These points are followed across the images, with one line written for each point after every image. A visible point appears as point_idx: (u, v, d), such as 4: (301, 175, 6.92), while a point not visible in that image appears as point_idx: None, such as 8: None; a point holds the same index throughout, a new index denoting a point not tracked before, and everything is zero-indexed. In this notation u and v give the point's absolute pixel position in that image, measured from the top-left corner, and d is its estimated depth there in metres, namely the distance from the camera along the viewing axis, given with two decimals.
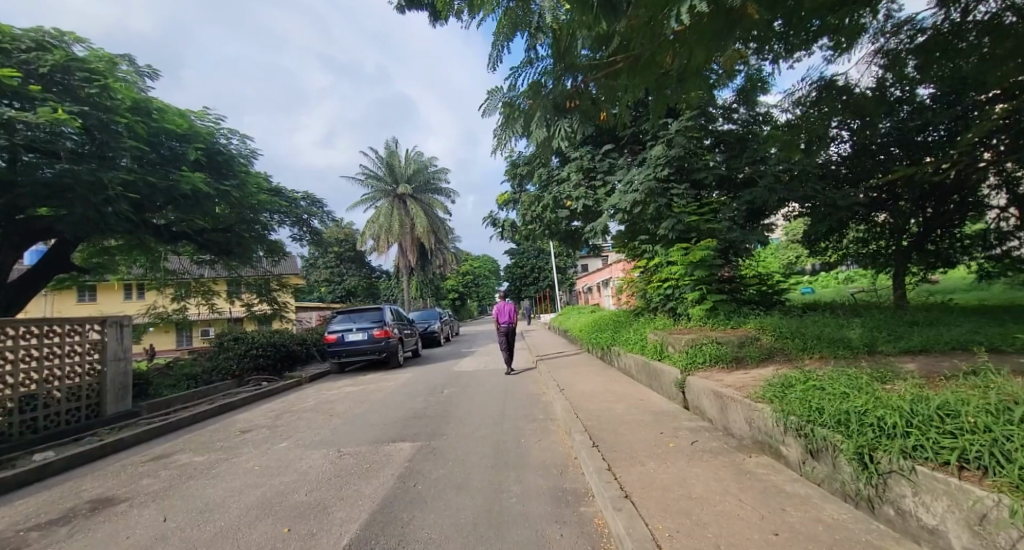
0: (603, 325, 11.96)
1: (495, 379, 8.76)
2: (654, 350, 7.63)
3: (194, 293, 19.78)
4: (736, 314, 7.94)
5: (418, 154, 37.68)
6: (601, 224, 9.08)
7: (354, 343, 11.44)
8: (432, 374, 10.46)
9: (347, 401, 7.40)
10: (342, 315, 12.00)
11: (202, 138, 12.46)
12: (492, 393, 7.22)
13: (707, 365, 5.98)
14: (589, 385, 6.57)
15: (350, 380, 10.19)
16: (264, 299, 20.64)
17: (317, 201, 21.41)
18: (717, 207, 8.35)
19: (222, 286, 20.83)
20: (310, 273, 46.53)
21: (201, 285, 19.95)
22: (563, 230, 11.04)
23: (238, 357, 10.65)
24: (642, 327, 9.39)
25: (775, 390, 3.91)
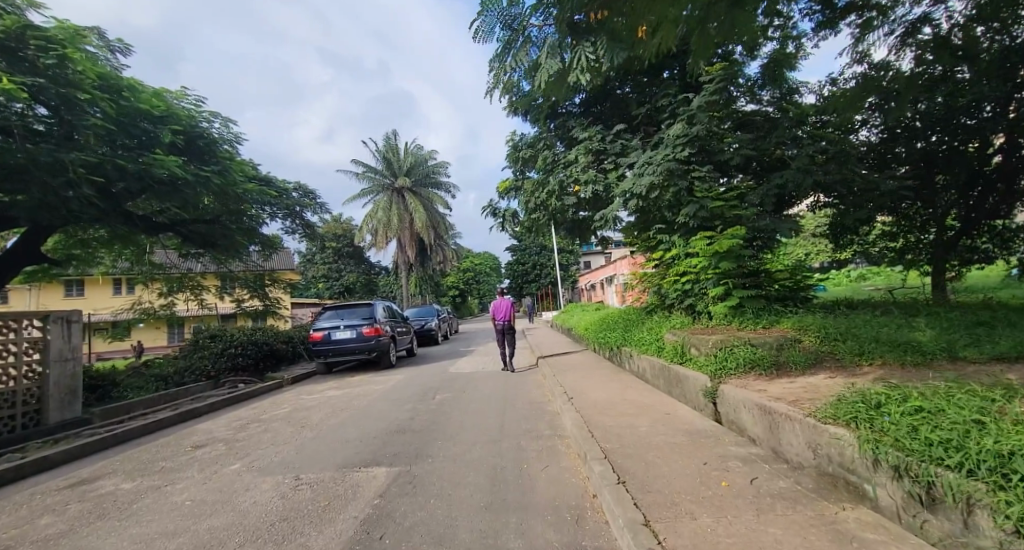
0: (611, 323, 11.06)
1: (493, 383, 7.90)
2: (673, 352, 6.75)
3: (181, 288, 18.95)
4: (766, 311, 7.04)
5: (417, 147, 36.87)
6: (612, 212, 8.17)
7: (341, 341, 10.55)
8: (425, 376, 9.60)
9: (325, 409, 6.53)
10: (329, 311, 11.11)
11: (180, 120, 11.77)
12: (490, 401, 6.33)
13: (742, 370, 5.10)
14: (601, 392, 5.67)
15: (335, 382, 9.34)
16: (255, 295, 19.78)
17: (310, 193, 20.56)
18: (744, 192, 7.44)
19: (212, 281, 20.01)
20: (308, 269, 45.74)
21: (189, 279, 19.12)
22: (569, 220, 10.16)
23: (215, 356, 9.80)
24: (656, 326, 8.51)
25: (853, 410, 3.00)
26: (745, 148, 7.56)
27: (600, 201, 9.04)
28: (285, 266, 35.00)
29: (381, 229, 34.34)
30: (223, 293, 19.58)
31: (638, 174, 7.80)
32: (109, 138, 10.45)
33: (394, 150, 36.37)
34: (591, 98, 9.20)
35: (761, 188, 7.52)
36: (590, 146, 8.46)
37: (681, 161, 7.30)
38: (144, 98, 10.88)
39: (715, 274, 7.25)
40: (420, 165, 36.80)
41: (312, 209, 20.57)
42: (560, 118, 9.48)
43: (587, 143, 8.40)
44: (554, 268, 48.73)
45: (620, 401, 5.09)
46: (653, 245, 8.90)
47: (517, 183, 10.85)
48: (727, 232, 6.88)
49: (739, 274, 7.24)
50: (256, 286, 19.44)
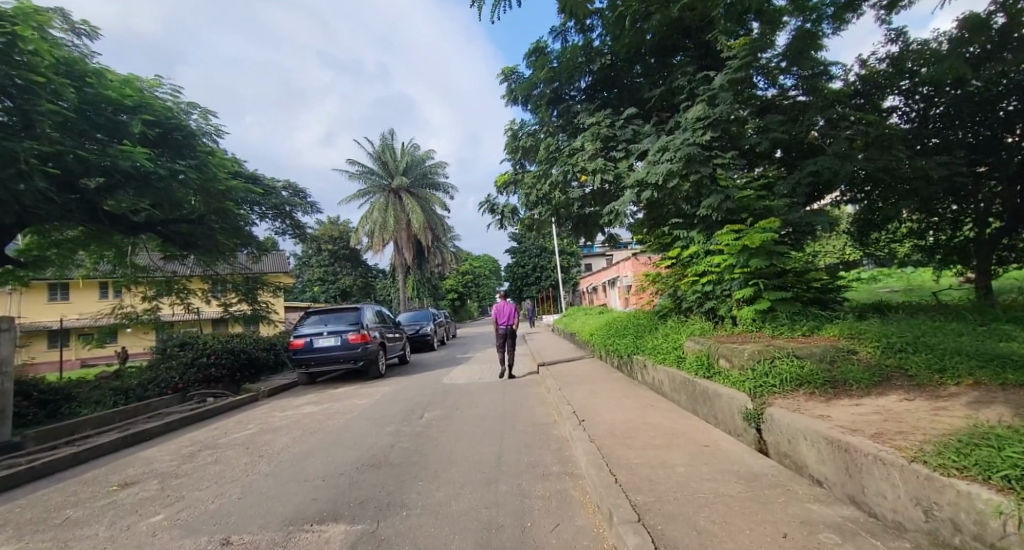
0: (619, 328, 10.19)
1: (489, 397, 7.03)
2: (697, 361, 5.86)
3: (165, 291, 18.05)
4: (802, 316, 6.15)
5: (414, 146, 36.09)
6: (623, 205, 7.30)
7: (325, 349, 9.64)
8: (417, 387, 8.72)
9: (294, 432, 5.63)
10: (312, 317, 10.19)
11: (153, 110, 10.95)
12: (486, 421, 5.44)
13: (790, 387, 4.24)
14: (617, 413, 4.78)
15: (316, 395, 8.45)
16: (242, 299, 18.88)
17: (300, 192, 19.73)
18: (773, 180, 6.59)
19: (198, 284, 19.11)
20: (304, 272, 44.81)
21: (173, 283, 18.25)
22: (574, 215, 9.30)
23: (185, 367, 8.85)
24: (674, 332, 7.66)
25: (999, 463, 2.11)
26: (774, 132, 6.71)
27: (608, 193, 8.19)
28: (279, 270, 34.09)
29: (377, 231, 33.52)
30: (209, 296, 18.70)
31: (654, 161, 6.95)
32: (63, 121, 9.52)
33: (390, 151, 35.59)
34: (598, 81, 8.36)
35: (793, 176, 6.67)
36: (598, 131, 7.59)
37: (703, 145, 6.44)
38: (113, 86, 10.11)
39: (742, 273, 6.39)
40: (417, 165, 36.02)
41: (303, 209, 19.74)
42: (564, 104, 8.64)
43: (594, 127, 7.54)
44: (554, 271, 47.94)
45: (643, 426, 4.19)
46: (668, 241, 8.04)
47: (517, 176, 9.98)
48: (758, 225, 6.01)
49: (770, 273, 6.37)
50: (244, 290, 18.57)
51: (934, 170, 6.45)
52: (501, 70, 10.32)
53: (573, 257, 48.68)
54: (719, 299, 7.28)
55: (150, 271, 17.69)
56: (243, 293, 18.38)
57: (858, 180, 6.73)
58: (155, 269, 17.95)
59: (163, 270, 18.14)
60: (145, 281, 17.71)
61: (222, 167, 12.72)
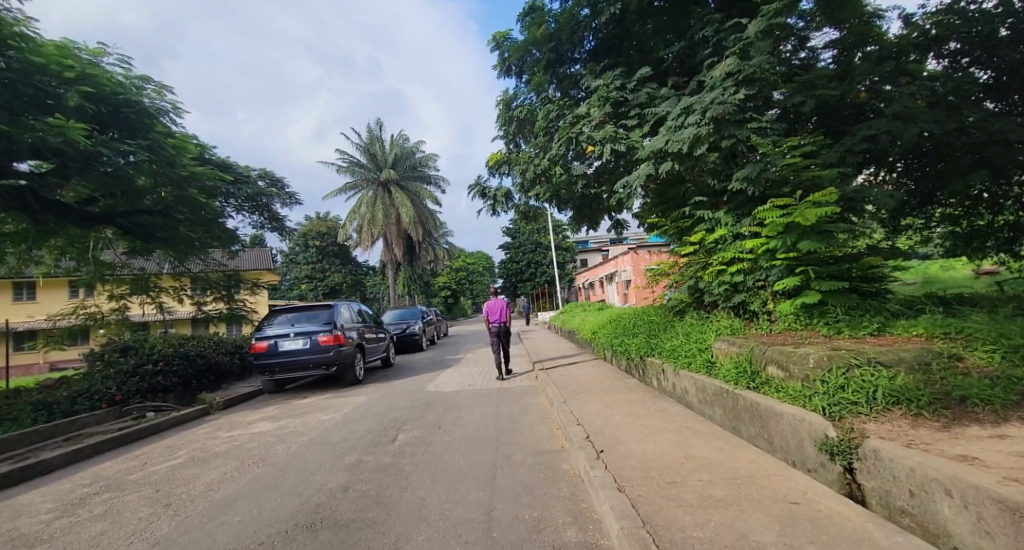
0: (627, 325, 9.06)
1: (480, 411, 5.85)
2: (737, 367, 4.73)
3: (132, 290, 16.54)
4: (860, 310, 5.03)
5: (403, 137, 34.76)
6: (638, 180, 6.15)
7: (291, 353, 8.39)
8: (397, 396, 7.54)
9: (229, 463, 4.36)
10: (279, 316, 8.94)
11: (100, 81, 9.81)
12: (475, 449, 4.27)
13: (886, 407, 3.15)
14: (646, 442, 3.62)
15: (280, 407, 7.21)
16: (218, 295, 17.29)
17: (278, 181, 18.39)
18: (819, 146, 5.45)
19: (169, 281, 17.36)
20: (290, 270, 43.16)
21: (141, 279, 16.54)
22: (576, 197, 8.13)
23: (125, 376, 7.53)
24: (697, 331, 6.53)
25: None
26: (821, 89, 5.56)
27: (617, 169, 7.05)
28: (264, 267, 32.55)
29: (365, 226, 32.19)
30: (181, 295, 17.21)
31: (675, 126, 5.80)
32: None
33: (379, 143, 34.26)
34: (604, 40, 7.16)
35: (842, 144, 5.56)
36: (608, 94, 6.41)
37: (737, 104, 5.30)
38: (46, 52, 8.90)
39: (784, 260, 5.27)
40: (406, 157, 34.73)
41: (281, 200, 18.42)
42: (566, 68, 7.45)
43: (603, 89, 6.34)
44: (549, 267, 46.92)
45: (688, 465, 3.04)
46: (687, 226, 6.89)
47: (511, 154, 8.77)
48: (810, 199, 4.85)
49: (818, 260, 5.25)
50: (218, 287, 17.18)
51: (1016, 133, 5.33)
52: (492, 35, 9.06)
53: (568, 253, 47.68)
54: (751, 291, 6.17)
55: (115, 268, 16.12)
56: (218, 291, 17.03)
57: (919, 147, 5.60)
58: (121, 265, 16.37)
59: (129, 267, 16.56)
60: (112, 279, 16.15)
61: (183, 150, 11.43)
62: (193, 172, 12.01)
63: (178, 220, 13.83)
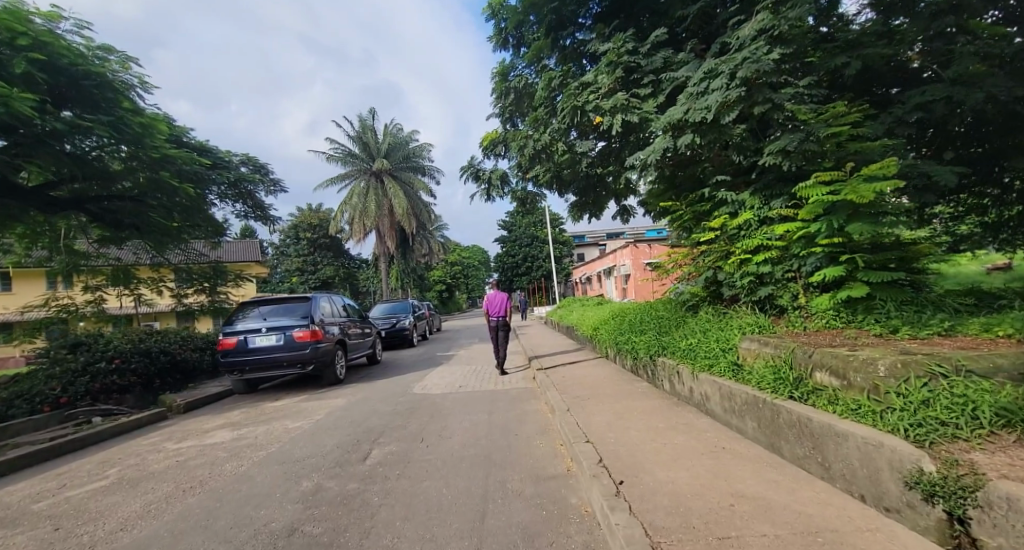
0: (632, 322, 8.34)
1: (470, 420, 5.09)
2: (773, 371, 3.98)
3: (111, 282, 14.91)
4: (914, 305, 4.31)
5: (397, 127, 33.79)
6: (652, 156, 5.35)
7: (263, 350, 7.56)
8: (379, 398, 6.78)
9: (162, 488, 3.55)
10: (250, 309, 8.08)
11: (58, 49, 8.88)
12: (461, 472, 3.51)
13: (992, 429, 2.42)
14: (675, 470, 2.86)
15: (246, 411, 6.41)
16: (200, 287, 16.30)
17: (261, 168, 17.47)
18: (864, 115, 4.70)
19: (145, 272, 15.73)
20: (281, 263, 42.04)
21: (118, 269, 14.80)
22: (579, 179, 7.34)
23: (72, 376, 6.65)
24: (716, 329, 5.80)
25: None
26: (868, 50, 4.79)
27: (627, 147, 6.26)
28: (253, 259, 31.52)
29: (357, 217, 31.20)
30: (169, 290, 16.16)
31: (697, 92, 5.01)
32: None
33: (371, 131, 33.18)
34: (614, 3, 6.38)
35: (890, 114, 4.80)
36: (619, 58, 5.60)
37: (774, 64, 4.51)
38: None
39: (826, 247, 4.51)
40: (400, 147, 33.76)
41: (265, 188, 17.46)
42: (570, 33, 6.61)
43: (613, 51, 5.51)
44: (545, 261, 46.19)
45: (741, 511, 2.28)
46: (705, 210, 6.12)
47: (508, 132, 7.94)
48: (862, 172, 4.06)
49: (866, 247, 4.48)
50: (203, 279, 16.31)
51: None
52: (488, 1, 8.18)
53: (565, 247, 46.96)
54: (780, 283, 5.42)
55: (90, 257, 14.41)
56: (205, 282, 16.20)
57: (976, 118, 4.88)
58: (96, 256, 14.52)
59: (104, 257, 14.70)
60: (87, 270, 14.27)
61: (154, 129, 10.54)
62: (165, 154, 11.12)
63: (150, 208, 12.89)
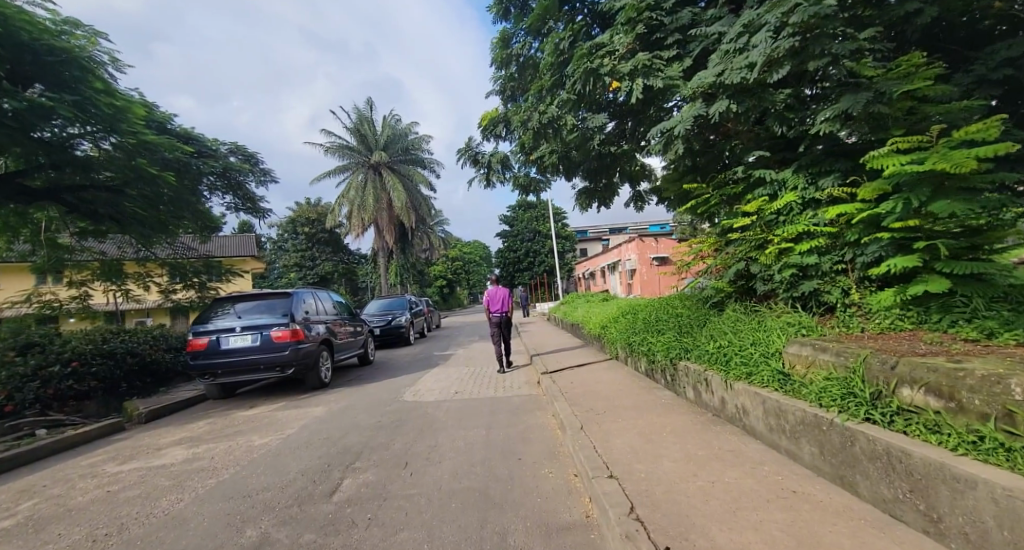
0: (647, 320, 7.56)
1: (466, 437, 4.32)
2: (839, 386, 3.19)
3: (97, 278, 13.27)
4: (1009, 302, 3.50)
5: (395, 118, 32.92)
6: (680, 126, 4.54)
7: (237, 352, 6.79)
8: (364, 406, 6.03)
9: (71, 536, 2.78)
10: (225, 307, 7.32)
11: (16, 19, 8.07)
12: (449, 516, 2.73)
13: None
14: (738, 531, 2.08)
15: (213, 422, 5.65)
16: (193, 285, 14.84)
17: (251, 158, 16.67)
18: (941, 71, 3.87)
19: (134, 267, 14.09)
20: (279, 258, 41.28)
21: (106, 265, 13.14)
22: (590, 160, 6.53)
23: (20, 381, 5.84)
24: (750, 331, 5.03)
25: None
26: None
27: (647, 121, 5.47)
28: (250, 254, 30.75)
29: (356, 211, 30.46)
30: (165, 287, 14.61)
31: (736, 49, 4.20)
32: None
33: (369, 123, 32.34)
34: None
35: (968, 73, 4.00)
36: (639, 13, 4.78)
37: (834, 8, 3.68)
38: None
39: (895, 233, 3.70)
40: (399, 139, 32.89)
41: (255, 178, 16.69)
42: None
43: (633, 5, 4.70)
44: (548, 256, 45.46)
45: None
46: (736, 193, 5.31)
47: (509, 109, 7.14)
48: (952, 134, 3.22)
49: (946, 230, 3.65)
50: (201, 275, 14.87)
51: None
52: None
53: (568, 242, 46.23)
54: (827, 277, 4.64)
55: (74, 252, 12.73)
56: (205, 277, 14.81)
57: None
58: (83, 249, 13.05)
59: (89, 251, 13.17)
60: (71, 266, 12.57)
61: (128, 110, 9.74)
62: (143, 141, 10.37)
63: (127, 201, 11.80)
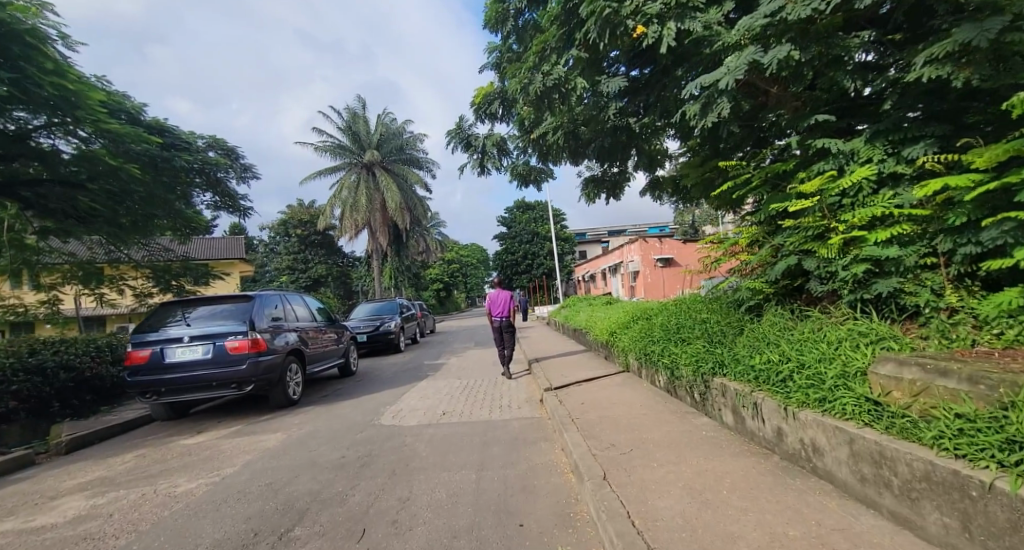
0: (666, 327, 6.57)
1: (449, 487, 3.26)
2: (989, 429, 2.17)
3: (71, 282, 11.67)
4: None
5: (390, 116, 32.01)
6: (726, 78, 3.52)
7: (184, 366, 5.72)
8: (330, 432, 4.99)
9: None
10: (174, 311, 6.22)
11: None
12: None
13: None
14: None
15: (142, 455, 4.58)
16: (172, 290, 13.32)
17: (232, 152, 15.42)
18: None
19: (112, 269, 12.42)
20: (271, 260, 40.19)
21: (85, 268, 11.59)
22: (601, 138, 5.51)
23: None
24: (807, 343, 4.03)
25: None
26: None
27: (673, 86, 4.48)
28: (239, 256, 29.67)
29: (348, 211, 29.45)
30: (142, 291, 13.22)
31: None
32: None
33: (362, 120, 31.35)
34: None
35: None
36: None
37: None
38: None
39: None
40: (393, 137, 31.91)
41: (236, 173, 15.44)
42: None
43: None
44: (547, 258, 44.55)
45: None
46: (786, 171, 4.34)
47: (506, 82, 6.14)
48: None
49: None
50: (183, 278, 13.53)
51: None
52: None
53: (567, 244, 45.38)
54: (909, 275, 3.66)
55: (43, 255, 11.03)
56: (188, 281, 13.53)
57: None
58: (52, 250, 11.24)
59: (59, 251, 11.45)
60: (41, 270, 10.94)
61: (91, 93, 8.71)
62: (104, 130, 9.34)
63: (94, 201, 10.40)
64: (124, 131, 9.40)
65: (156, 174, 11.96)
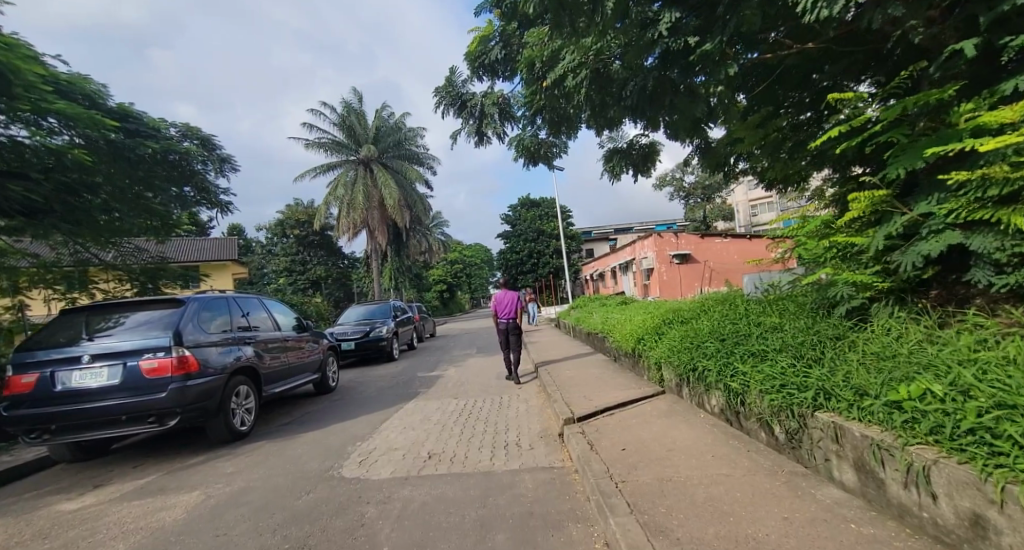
0: (720, 336, 5.08)
1: None
2: None
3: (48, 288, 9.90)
4: None
5: (386, 110, 30.72)
6: None
7: (83, 397, 4.28)
8: (263, 493, 3.49)
9: None
10: (75, 321, 4.74)
11: None
12: None
13: None
14: None
15: None
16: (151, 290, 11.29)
17: (210, 144, 13.54)
18: None
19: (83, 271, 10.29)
20: (268, 262, 38.86)
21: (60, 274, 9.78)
22: (639, 75, 3.97)
23: None
24: (999, 368, 2.52)
25: None
26: None
27: None
28: (231, 258, 28.21)
29: (344, 210, 28.03)
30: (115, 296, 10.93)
31: None
32: None
33: (357, 114, 30.04)
34: None
35: None
36: None
37: None
38: None
39: None
40: (390, 132, 30.55)
41: (214, 166, 13.79)
42: None
43: None
44: (553, 257, 42.97)
45: None
46: (940, 101, 2.89)
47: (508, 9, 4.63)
48: None
49: None
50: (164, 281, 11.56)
51: None
52: None
53: (573, 242, 43.82)
54: None
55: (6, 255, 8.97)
56: (170, 284, 11.46)
57: None
58: (14, 251, 9.13)
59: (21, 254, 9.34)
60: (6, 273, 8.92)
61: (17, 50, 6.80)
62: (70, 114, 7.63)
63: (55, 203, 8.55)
64: (77, 114, 7.62)
65: (148, 174, 10.13)
